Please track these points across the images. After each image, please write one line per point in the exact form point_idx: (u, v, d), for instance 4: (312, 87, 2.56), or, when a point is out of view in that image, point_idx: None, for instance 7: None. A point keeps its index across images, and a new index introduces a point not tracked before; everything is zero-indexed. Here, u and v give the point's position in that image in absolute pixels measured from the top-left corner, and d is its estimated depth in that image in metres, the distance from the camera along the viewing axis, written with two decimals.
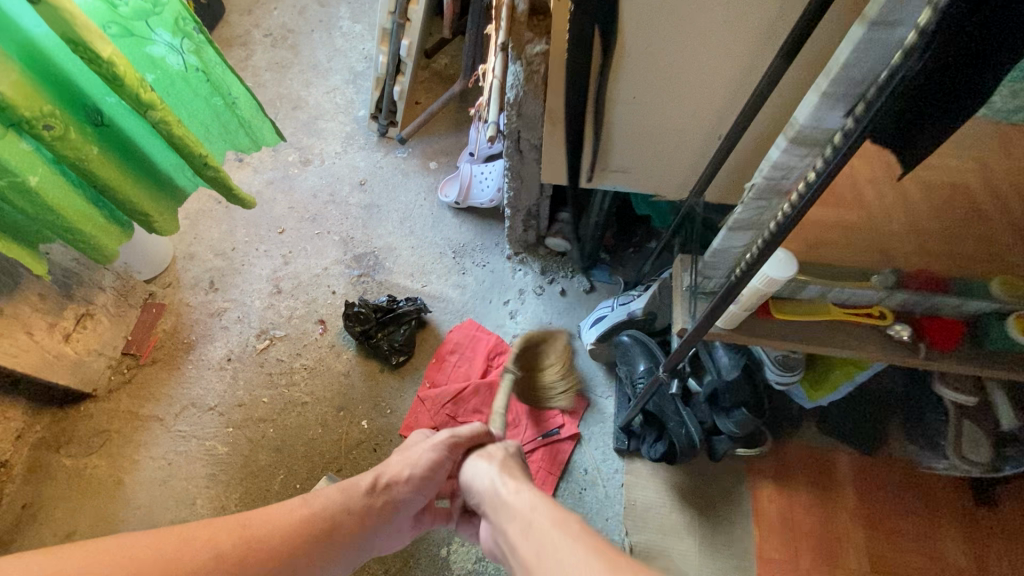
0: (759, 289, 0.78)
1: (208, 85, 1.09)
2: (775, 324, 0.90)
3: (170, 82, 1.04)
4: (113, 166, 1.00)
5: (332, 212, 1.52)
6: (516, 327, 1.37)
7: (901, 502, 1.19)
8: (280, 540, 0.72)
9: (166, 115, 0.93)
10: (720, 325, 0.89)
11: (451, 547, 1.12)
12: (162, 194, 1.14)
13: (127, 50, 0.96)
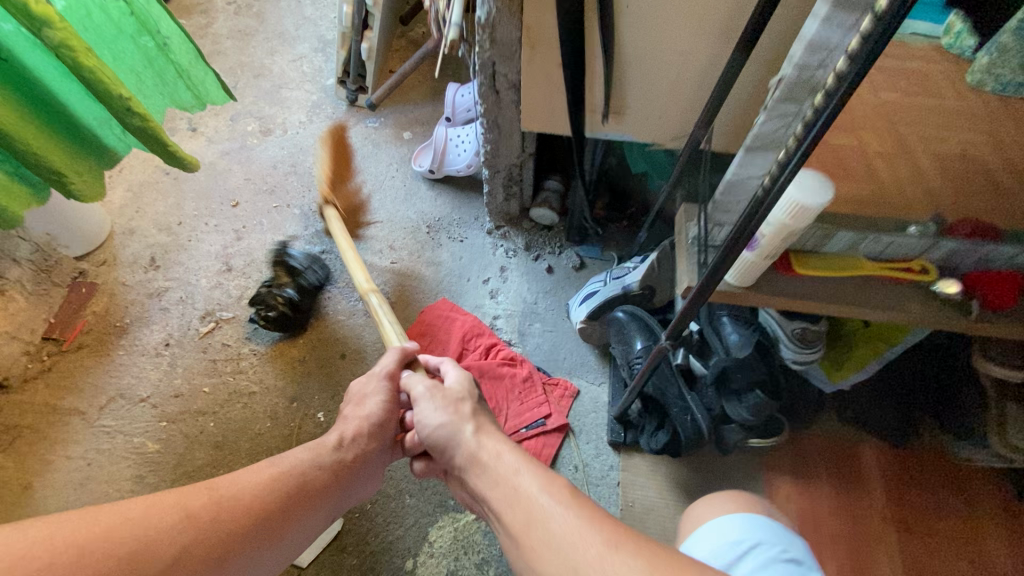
0: (784, 225, 0.63)
1: (133, 20, 0.94)
2: (799, 282, 0.75)
3: (84, 11, 0.88)
4: (13, 109, 0.84)
5: (292, 184, 1.37)
6: (497, 307, 1.22)
7: (939, 501, 1.04)
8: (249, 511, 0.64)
9: (71, 40, 0.77)
10: (732, 282, 0.74)
11: (417, 560, 0.95)
12: (86, 152, 0.98)
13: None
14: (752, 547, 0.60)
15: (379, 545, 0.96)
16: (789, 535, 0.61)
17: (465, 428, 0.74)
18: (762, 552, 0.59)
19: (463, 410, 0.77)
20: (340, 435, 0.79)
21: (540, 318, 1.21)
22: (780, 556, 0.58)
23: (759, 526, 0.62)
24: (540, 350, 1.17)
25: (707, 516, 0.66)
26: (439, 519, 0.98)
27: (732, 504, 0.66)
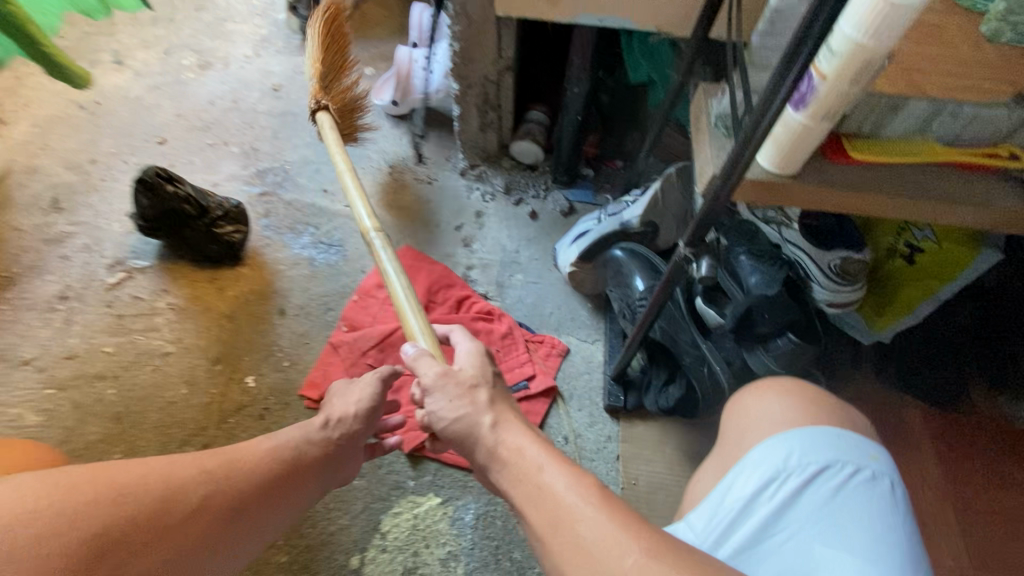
0: (857, 49, 0.43)
1: None
2: (849, 172, 0.57)
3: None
4: None
5: (232, 121, 1.17)
6: (471, 255, 1.03)
7: (998, 473, 0.87)
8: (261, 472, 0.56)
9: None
10: (767, 165, 0.56)
11: (365, 556, 0.75)
12: None
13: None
14: (818, 474, 0.46)
15: (316, 538, 0.75)
16: (864, 443, 0.48)
17: (480, 423, 0.51)
18: (831, 478, 0.46)
19: (477, 396, 0.54)
20: (328, 415, 0.67)
21: (522, 269, 1.02)
22: (853, 481, 0.46)
23: (828, 444, 0.47)
24: (522, 304, 0.98)
25: (755, 430, 0.50)
26: (395, 504, 0.78)
27: (797, 420, 0.49)
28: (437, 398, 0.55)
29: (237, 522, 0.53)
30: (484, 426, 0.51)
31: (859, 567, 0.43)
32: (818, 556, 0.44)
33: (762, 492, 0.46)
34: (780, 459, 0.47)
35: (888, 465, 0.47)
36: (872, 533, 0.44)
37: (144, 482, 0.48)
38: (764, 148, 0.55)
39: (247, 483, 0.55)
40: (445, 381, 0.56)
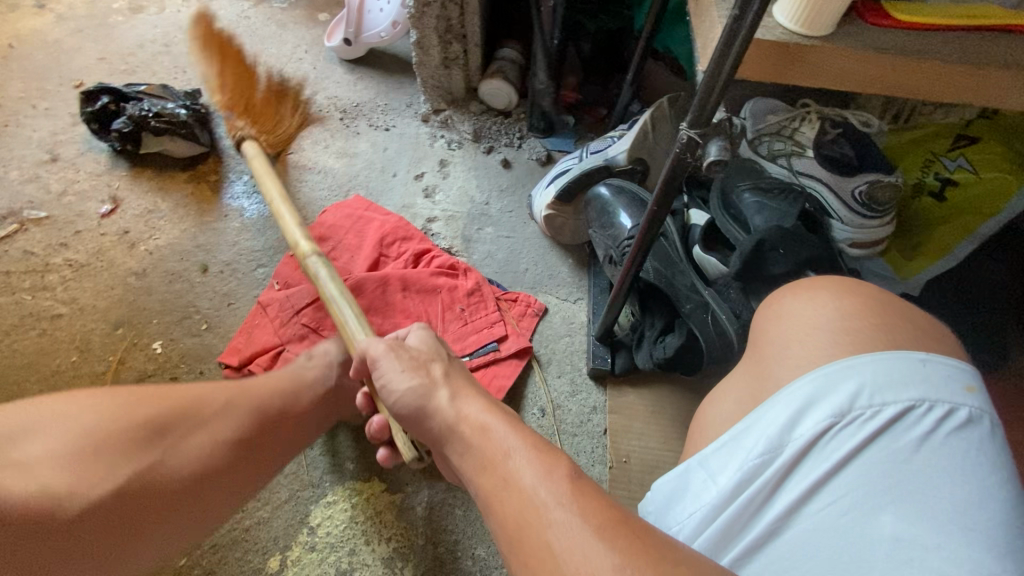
0: None
1: None
2: (896, 34, 0.44)
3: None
4: None
5: (163, 65, 1.03)
6: (433, 209, 0.89)
7: None
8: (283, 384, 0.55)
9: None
10: (795, 23, 0.43)
11: (287, 557, 0.60)
12: None
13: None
14: (894, 415, 0.32)
15: (227, 534, 0.60)
16: (961, 371, 0.33)
17: (432, 396, 0.40)
18: (917, 423, 0.32)
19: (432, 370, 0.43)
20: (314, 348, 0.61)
21: (492, 222, 0.88)
22: (946, 430, 0.32)
23: (911, 375, 0.33)
24: (492, 260, 0.84)
25: (802, 343, 0.37)
26: (330, 492, 0.63)
27: (861, 335, 0.36)
28: (385, 373, 0.44)
29: (273, 425, 0.51)
30: (439, 400, 0.39)
31: (954, 551, 0.28)
32: (889, 533, 0.30)
33: (820, 441, 0.33)
34: (844, 396, 0.33)
35: (990, 407, 0.33)
36: (968, 502, 0.30)
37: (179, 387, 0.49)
38: (782, 0, 0.43)
39: (271, 393, 0.53)
40: (395, 353, 0.45)
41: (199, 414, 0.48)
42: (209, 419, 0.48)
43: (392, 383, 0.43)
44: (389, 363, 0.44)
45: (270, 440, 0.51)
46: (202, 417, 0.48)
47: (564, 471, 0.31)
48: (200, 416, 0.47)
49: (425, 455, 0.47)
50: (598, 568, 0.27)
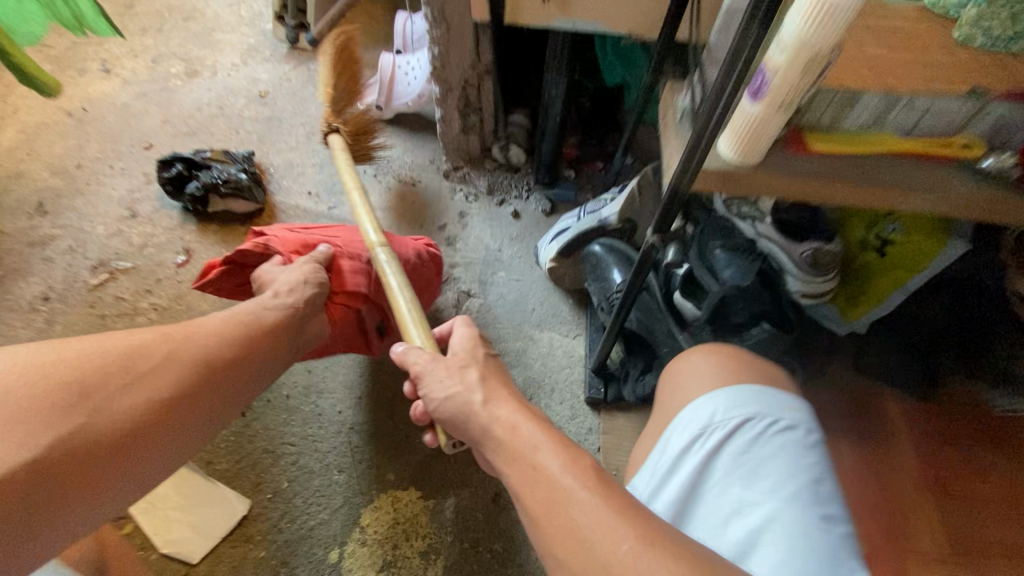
0: (807, 44, 0.46)
1: None
2: (812, 161, 0.59)
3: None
4: None
5: (218, 126, 1.19)
6: (453, 256, 1.04)
7: (976, 461, 0.87)
8: (223, 335, 0.62)
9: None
10: (733, 155, 0.57)
11: (344, 550, 0.75)
12: None
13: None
14: (739, 425, 0.47)
15: (294, 532, 0.76)
16: (783, 396, 0.49)
17: (471, 401, 0.49)
18: (753, 429, 0.47)
19: (473, 376, 0.51)
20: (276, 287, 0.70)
21: (504, 267, 1.03)
22: (770, 431, 0.47)
23: (749, 398, 0.48)
24: (504, 301, 0.99)
25: (691, 381, 0.52)
26: (375, 498, 0.79)
27: (724, 374, 0.51)
28: (429, 380, 0.53)
29: (200, 384, 0.59)
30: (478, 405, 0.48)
31: (772, 507, 0.45)
32: (736, 498, 0.46)
33: (692, 445, 0.48)
34: (707, 415, 0.48)
35: (805, 416, 0.49)
36: (785, 476, 0.46)
37: (114, 347, 0.56)
38: (723, 137, 0.58)
39: (199, 350, 0.60)
40: (434, 363, 0.54)
41: (129, 376, 0.55)
42: (144, 376, 0.55)
43: (435, 392, 0.52)
44: (432, 373, 0.53)
45: (210, 391, 0.60)
46: (135, 375, 0.55)
47: (588, 463, 0.42)
48: (139, 372, 0.55)
49: (459, 444, 0.54)
50: (621, 538, 0.38)
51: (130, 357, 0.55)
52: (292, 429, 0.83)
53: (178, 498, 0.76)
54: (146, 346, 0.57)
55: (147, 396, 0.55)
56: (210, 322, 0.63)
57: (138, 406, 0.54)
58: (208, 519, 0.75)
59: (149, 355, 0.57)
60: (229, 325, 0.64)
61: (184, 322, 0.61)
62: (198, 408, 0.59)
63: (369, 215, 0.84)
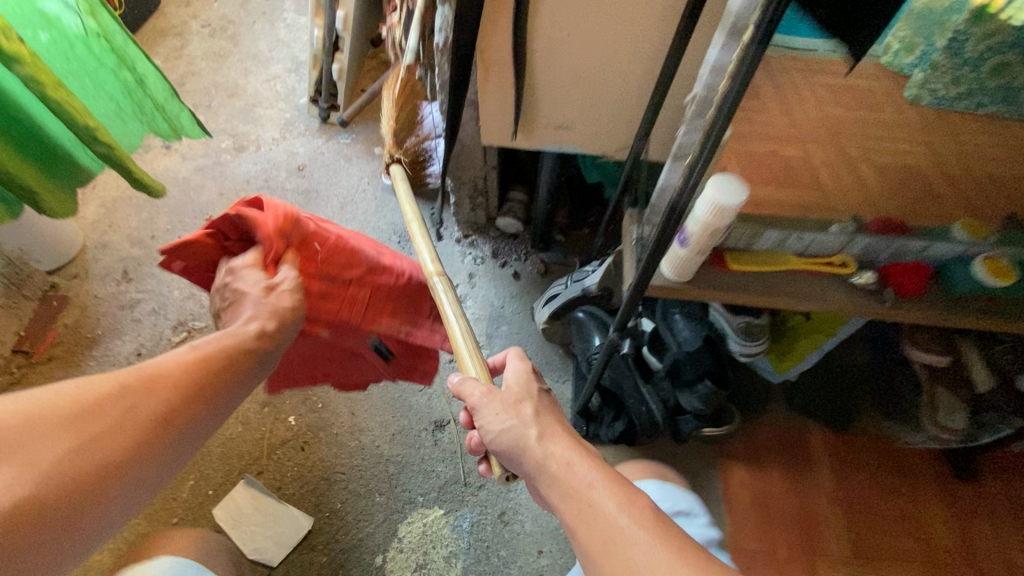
0: (707, 223, 0.69)
1: (113, 56, 0.95)
2: (731, 276, 0.82)
3: (67, 45, 0.90)
4: None
5: (265, 198, 1.41)
6: (464, 312, 1.27)
7: (881, 482, 1.10)
8: (182, 385, 0.51)
9: (38, 70, 0.79)
10: (671, 277, 0.81)
11: (387, 555, 0.98)
12: (57, 176, 0.98)
13: (12, 5, 0.82)
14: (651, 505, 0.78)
15: (348, 542, 0.99)
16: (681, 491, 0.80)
17: (527, 436, 0.55)
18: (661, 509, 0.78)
19: (526, 410, 0.57)
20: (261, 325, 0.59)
21: (506, 321, 1.26)
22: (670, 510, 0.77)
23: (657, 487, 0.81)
24: (507, 350, 1.22)
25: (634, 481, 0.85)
26: (408, 515, 1.02)
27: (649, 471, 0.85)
28: (485, 415, 0.57)
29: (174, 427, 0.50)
30: (533, 438, 0.55)
31: None
32: None
33: None
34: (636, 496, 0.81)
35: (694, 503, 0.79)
36: None
37: (39, 407, 0.45)
38: (665, 265, 0.81)
39: (161, 389, 0.50)
40: (491, 398, 0.58)
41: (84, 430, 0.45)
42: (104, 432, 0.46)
43: (491, 424, 0.57)
44: (487, 409, 0.58)
45: (157, 458, 0.49)
46: (92, 433, 0.46)
47: (642, 502, 0.51)
48: (76, 441, 0.45)
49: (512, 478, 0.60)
50: None
51: (61, 423, 0.45)
52: (342, 461, 1.06)
53: (258, 516, 0.99)
54: (79, 407, 0.46)
55: (82, 470, 0.45)
56: (165, 365, 0.51)
57: (72, 482, 0.44)
58: (283, 532, 0.98)
59: (86, 420, 0.46)
60: (196, 366, 0.53)
61: (138, 368, 0.50)
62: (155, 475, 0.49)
63: (425, 239, 0.79)
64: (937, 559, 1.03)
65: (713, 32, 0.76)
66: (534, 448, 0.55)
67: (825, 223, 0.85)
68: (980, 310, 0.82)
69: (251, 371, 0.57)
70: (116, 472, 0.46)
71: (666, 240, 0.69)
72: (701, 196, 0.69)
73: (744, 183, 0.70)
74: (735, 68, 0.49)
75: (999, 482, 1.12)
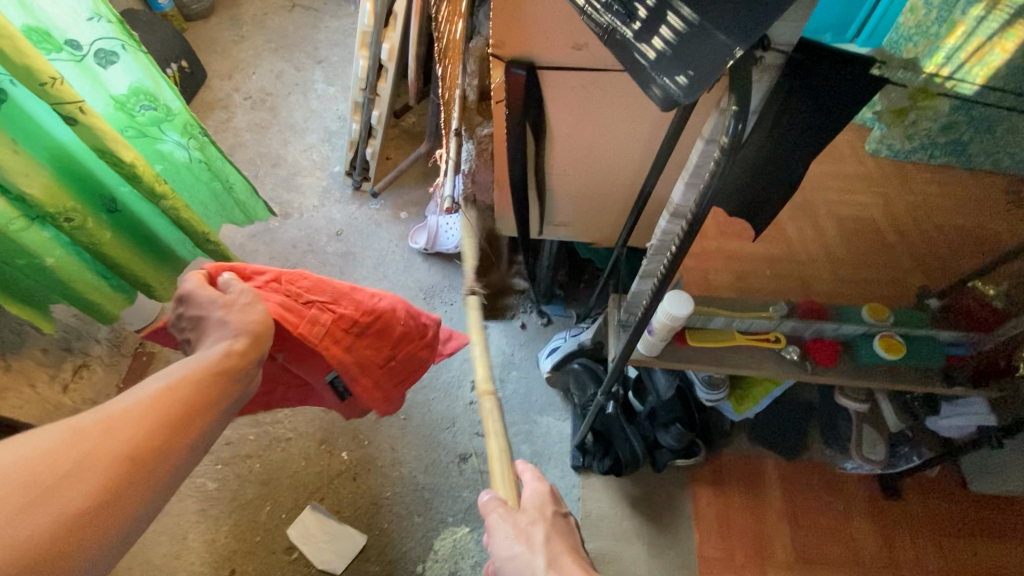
0: (665, 322, 0.98)
1: (209, 172, 1.21)
2: (689, 350, 1.10)
3: (176, 171, 1.16)
4: (122, 245, 1.13)
5: (310, 261, 1.67)
6: (480, 359, 1.52)
7: (821, 501, 1.36)
8: (154, 421, 0.58)
9: (176, 202, 1.07)
10: (644, 352, 1.08)
11: (425, 564, 1.24)
12: (164, 265, 1.26)
13: (140, 149, 1.08)
14: None
15: (395, 554, 1.25)
16: None
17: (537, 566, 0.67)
18: None
19: (534, 536, 0.71)
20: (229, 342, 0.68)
21: (516, 367, 1.52)
22: None
23: None
24: (517, 392, 1.48)
25: None
26: (441, 532, 1.28)
27: None
28: (500, 537, 0.71)
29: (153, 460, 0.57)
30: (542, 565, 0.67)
31: None
32: None
33: None
34: None
35: None
36: None
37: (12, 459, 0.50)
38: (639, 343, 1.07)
39: (137, 430, 0.57)
40: (509, 520, 0.72)
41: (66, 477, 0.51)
42: (77, 474, 0.52)
43: (504, 547, 0.70)
44: (500, 532, 0.71)
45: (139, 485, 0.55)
46: (69, 475, 0.51)
47: None
48: (52, 479, 0.50)
49: None
50: None
51: (34, 467, 0.50)
52: (386, 488, 1.32)
53: (323, 535, 1.25)
54: (56, 451, 0.52)
55: (58, 510, 0.50)
56: (132, 407, 0.58)
57: (53, 520, 0.49)
58: (343, 546, 1.24)
59: (59, 460, 0.51)
60: (161, 399, 0.60)
61: (105, 409, 0.57)
62: (122, 514, 0.54)
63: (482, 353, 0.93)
64: (863, 562, 1.29)
65: (675, 172, 1.02)
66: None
67: (764, 307, 1.10)
68: (881, 374, 1.08)
69: (216, 398, 0.64)
70: (85, 517, 0.51)
71: (637, 336, 0.94)
72: (660, 305, 0.98)
73: (689, 294, 0.99)
74: (674, 249, 0.74)
75: (919, 498, 1.37)
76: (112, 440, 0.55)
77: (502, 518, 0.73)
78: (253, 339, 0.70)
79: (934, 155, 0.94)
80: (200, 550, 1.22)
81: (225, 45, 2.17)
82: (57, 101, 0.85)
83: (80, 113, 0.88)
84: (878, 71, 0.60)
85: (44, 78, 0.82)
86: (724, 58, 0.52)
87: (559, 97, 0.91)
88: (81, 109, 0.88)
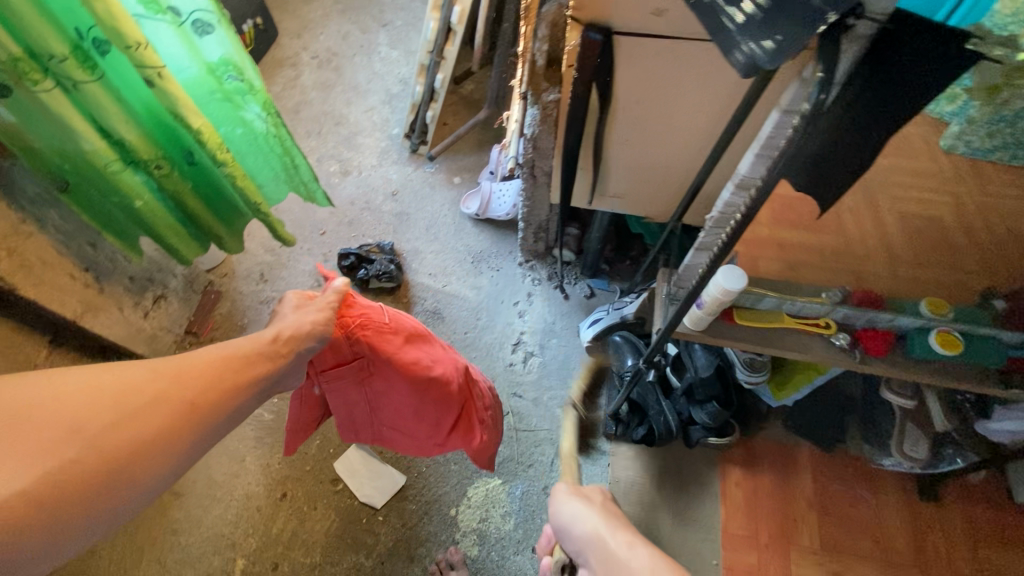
0: (717, 296, 0.99)
1: (281, 148, 1.27)
2: (737, 328, 1.11)
3: (254, 138, 1.23)
4: (196, 195, 1.22)
5: (367, 218, 1.74)
6: (522, 325, 1.56)
7: (851, 493, 1.35)
8: (208, 379, 0.71)
9: (234, 169, 1.15)
10: (691, 326, 1.10)
11: (459, 508, 1.32)
12: (231, 221, 1.35)
13: (222, 112, 1.16)
14: None
15: (430, 497, 1.33)
16: None
17: (593, 523, 0.80)
18: None
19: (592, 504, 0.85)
20: (278, 331, 0.80)
21: (556, 335, 1.55)
22: None
23: None
24: (557, 360, 1.51)
25: None
26: (474, 481, 1.35)
27: None
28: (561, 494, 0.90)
29: (198, 414, 0.69)
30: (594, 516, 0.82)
31: None
32: None
33: None
34: None
35: None
36: None
37: (96, 389, 0.64)
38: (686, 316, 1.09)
39: (197, 379, 0.70)
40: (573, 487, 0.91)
41: (131, 407, 0.64)
42: (138, 408, 0.65)
43: (565, 509, 0.85)
44: (563, 490, 0.90)
45: (174, 440, 0.66)
46: (130, 406, 0.64)
47: None
48: (129, 406, 0.64)
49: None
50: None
51: (114, 397, 0.64)
52: None
53: (366, 471, 1.34)
54: (134, 386, 0.66)
55: (127, 434, 0.63)
56: (196, 361, 0.72)
57: (120, 440, 0.63)
58: (383, 484, 1.33)
59: (138, 394, 0.65)
60: (218, 363, 0.73)
61: (177, 358, 0.71)
62: (169, 454, 0.66)
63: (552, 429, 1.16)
64: (891, 558, 1.28)
65: (740, 148, 1.02)
66: (586, 517, 0.82)
67: (817, 293, 1.09)
68: (934, 369, 1.05)
69: (262, 372, 0.76)
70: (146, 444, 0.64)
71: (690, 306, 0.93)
72: (713, 279, 0.99)
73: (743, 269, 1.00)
74: (734, 223, 0.74)
75: (957, 502, 1.35)
76: (175, 391, 0.68)
77: (582, 492, 0.89)
78: (305, 333, 0.81)
79: (1016, 155, 0.93)
80: (256, 472, 1.33)
81: (296, 5, 2.23)
82: (139, 64, 0.91)
83: (159, 77, 0.94)
84: (972, 45, 0.61)
85: (131, 42, 0.88)
86: (817, 22, 0.52)
87: (630, 66, 0.92)
88: (160, 74, 0.94)
